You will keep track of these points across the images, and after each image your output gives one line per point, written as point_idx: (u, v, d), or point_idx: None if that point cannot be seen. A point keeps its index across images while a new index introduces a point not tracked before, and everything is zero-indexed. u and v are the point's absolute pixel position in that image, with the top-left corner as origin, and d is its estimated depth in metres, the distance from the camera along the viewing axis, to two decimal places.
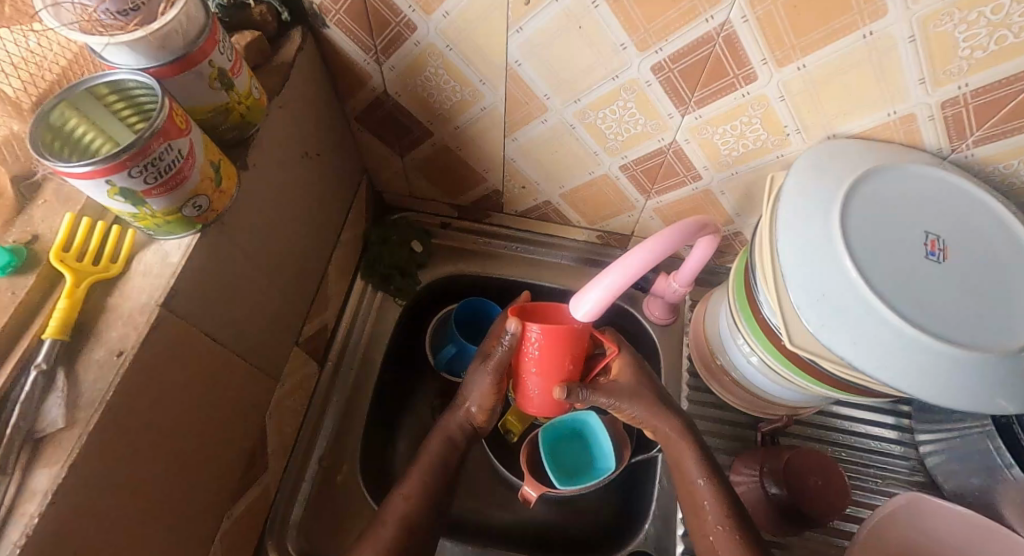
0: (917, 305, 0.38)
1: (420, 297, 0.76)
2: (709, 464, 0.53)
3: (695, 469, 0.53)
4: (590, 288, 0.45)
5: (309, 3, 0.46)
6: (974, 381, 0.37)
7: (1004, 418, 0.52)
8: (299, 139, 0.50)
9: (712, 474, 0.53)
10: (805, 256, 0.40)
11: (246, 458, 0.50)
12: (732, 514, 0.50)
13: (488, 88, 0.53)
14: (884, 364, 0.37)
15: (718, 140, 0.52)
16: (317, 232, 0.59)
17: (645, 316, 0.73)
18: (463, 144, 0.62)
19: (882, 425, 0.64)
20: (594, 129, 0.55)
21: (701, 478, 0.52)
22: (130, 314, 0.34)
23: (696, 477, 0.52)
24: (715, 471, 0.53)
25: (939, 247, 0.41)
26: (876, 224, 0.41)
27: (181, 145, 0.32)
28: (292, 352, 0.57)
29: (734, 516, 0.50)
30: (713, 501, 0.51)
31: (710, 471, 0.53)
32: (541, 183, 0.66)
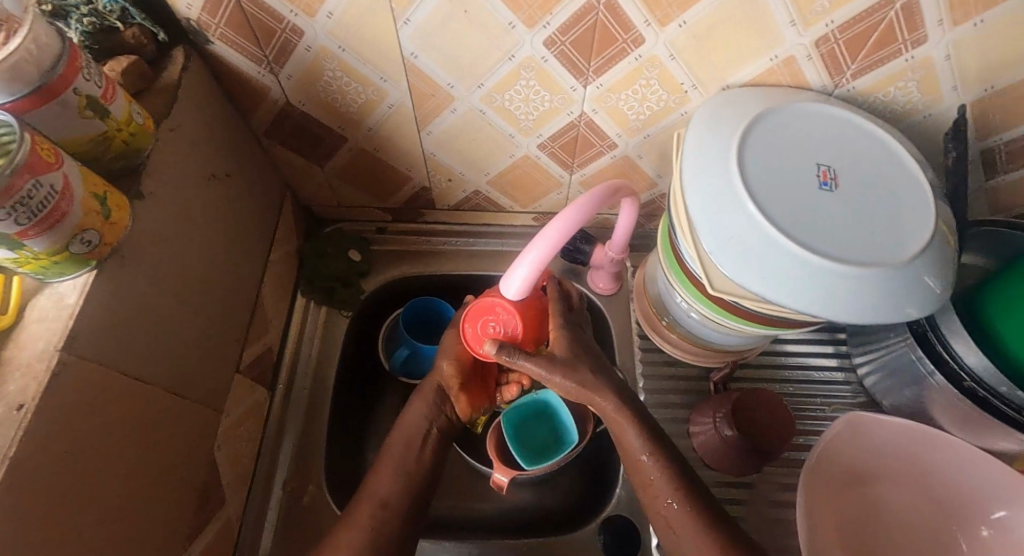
0: (816, 234, 0.40)
1: (366, 305, 0.75)
2: (650, 433, 0.50)
3: (637, 444, 0.50)
4: (517, 266, 0.47)
5: (186, 20, 0.45)
6: (876, 296, 0.39)
7: (918, 329, 0.53)
8: (201, 161, 0.48)
9: (657, 446, 0.50)
10: (711, 204, 0.42)
11: (197, 495, 0.48)
12: (681, 485, 0.48)
13: (391, 85, 0.52)
14: (795, 293, 0.39)
15: (623, 106, 0.53)
16: (241, 255, 0.57)
17: (589, 288, 0.74)
18: (380, 145, 0.61)
19: (823, 355, 0.68)
20: (503, 111, 0.55)
21: (645, 454, 0.49)
22: (29, 363, 0.33)
23: (639, 452, 0.49)
24: (659, 441, 0.50)
25: (831, 175, 0.43)
26: (772, 164, 0.43)
27: (53, 180, 0.31)
28: (234, 382, 0.55)
29: (684, 487, 0.48)
30: (661, 477, 0.48)
31: (654, 443, 0.50)
32: (466, 173, 0.66)
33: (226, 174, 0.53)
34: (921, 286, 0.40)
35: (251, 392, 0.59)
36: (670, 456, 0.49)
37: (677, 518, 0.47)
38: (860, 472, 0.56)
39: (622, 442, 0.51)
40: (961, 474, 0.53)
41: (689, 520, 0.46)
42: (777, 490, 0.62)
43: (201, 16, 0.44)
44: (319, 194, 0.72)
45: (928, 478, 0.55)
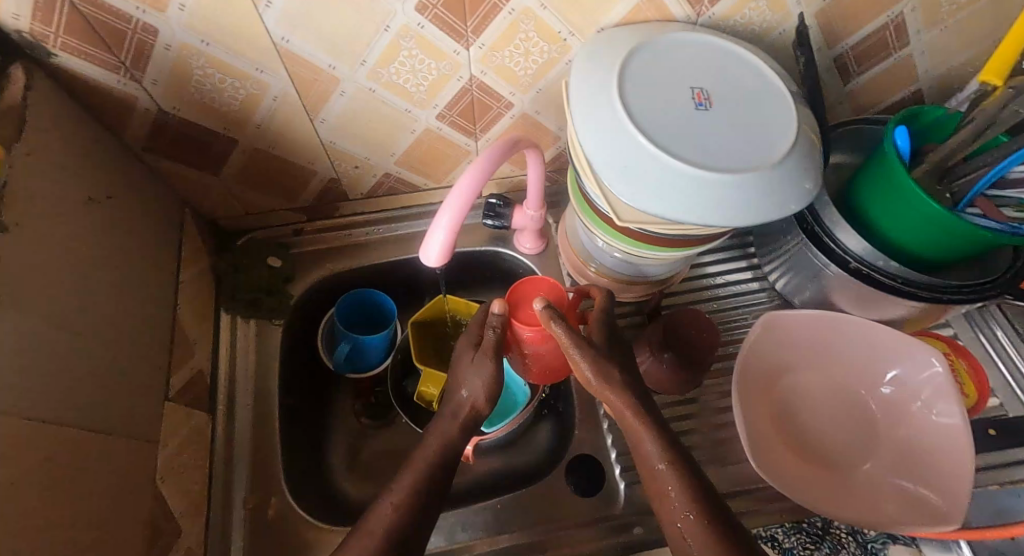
0: (698, 150, 0.43)
1: (297, 309, 0.73)
2: (668, 441, 0.47)
3: (653, 453, 0.46)
4: (432, 232, 0.46)
5: (17, 33, 0.40)
6: (759, 197, 0.43)
7: (810, 227, 0.60)
8: (72, 185, 0.45)
9: (675, 454, 0.46)
10: (603, 140, 0.44)
11: (148, 531, 0.46)
12: (697, 491, 0.44)
13: (269, 75, 0.50)
14: (691, 208, 0.43)
15: (509, 63, 0.54)
16: (146, 280, 0.54)
17: (518, 250, 0.76)
18: (275, 142, 0.59)
19: (738, 270, 0.73)
20: (393, 86, 0.54)
21: (661, 462, 0.46)
22: None
23: (655, 460, 0.46)
24: (679, 450, 0.46)
25: (706, 96, 0.46)
26: (651, 94, 0.45)
27: None
28: (166, 410, 0.53)
29: (701, 499, 0.43)
30: (676, 486, 0.44)
31: (673, 452, 0.46)
32: (371, 156, 0.65)
33: (107, 197, 0.50)
34: (796, 182, 0.44)
35: (188, 419, 0.56)
36: (683, 455, 0.46)
37: (690, 530, 0.42)
38: (782, 364, 0.62)
39: (640, 446, 0.48)
40: (864, 357, 0.61)
41: (702, 535, 0.41)
42: (719, 398, 0.67)
43: (34, 27, 0.40)
44: (223, 205, 0.68)
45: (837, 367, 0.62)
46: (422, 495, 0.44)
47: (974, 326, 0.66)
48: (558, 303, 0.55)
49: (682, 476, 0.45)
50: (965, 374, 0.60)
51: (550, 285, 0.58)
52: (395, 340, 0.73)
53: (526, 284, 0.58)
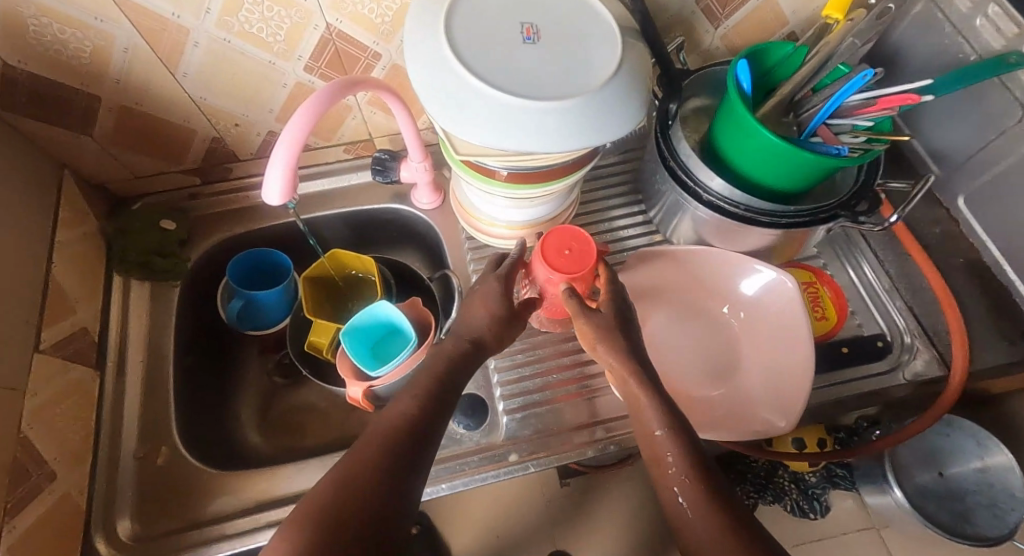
0: (516, 78, 0.45)
1: (195, 271, 0.74)
2: (667, 406, 0.45)
3: (652, 418, 0.44)
4: (269, 169, 0.47)
5: None
6: (576, 122, 0.45)
7: (670, 163, 0.60)
8: None
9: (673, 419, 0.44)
10: (427, 73, 0.46)
11: (14, 471, 0.48)
12: (692, 459, 0.42)
13: (112, 25, 0.50)
14: (511, 136, 0.44)
15: (362, 10, 0.55)
16: (11, 235, 0.54)
17: (415, 206, 0.78)
18: (143, 99, 0.60)
19: (624, 214, 0.76)
20: (248, 36, 0.55)
21: (660, 428, 0.44)
22: None
23: (654, 427, 0.44)
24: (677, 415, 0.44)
25: (533, 31, 0.47)
26: (478, 28, 0.47)
27: None
28: (37, 361, 0.54)
29: (698, 463, 0.42)
30: (675, 450, 0.42)
31: (671, 416, 0.44)
32: (249, 113, 0.65)
33: None
34: (618, 109, 0.46)
35: (64, 372, 0.57)
36: (675, 411, 0.45)
37: (690, 500, 0.40)
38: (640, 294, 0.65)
39: (639, 416, 0.46)
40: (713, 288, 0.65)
41: (702, 511, 0.39)
42: None
43: None
44: (107, 168, 0.69)
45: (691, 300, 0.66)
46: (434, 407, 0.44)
47: (841, 257, 0.70)
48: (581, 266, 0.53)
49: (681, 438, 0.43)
50: (828, 300, 0.65)
51: (586, 242, 0.55)
52: (295, 298, 0.75)
53: (556, 233, 0.55)
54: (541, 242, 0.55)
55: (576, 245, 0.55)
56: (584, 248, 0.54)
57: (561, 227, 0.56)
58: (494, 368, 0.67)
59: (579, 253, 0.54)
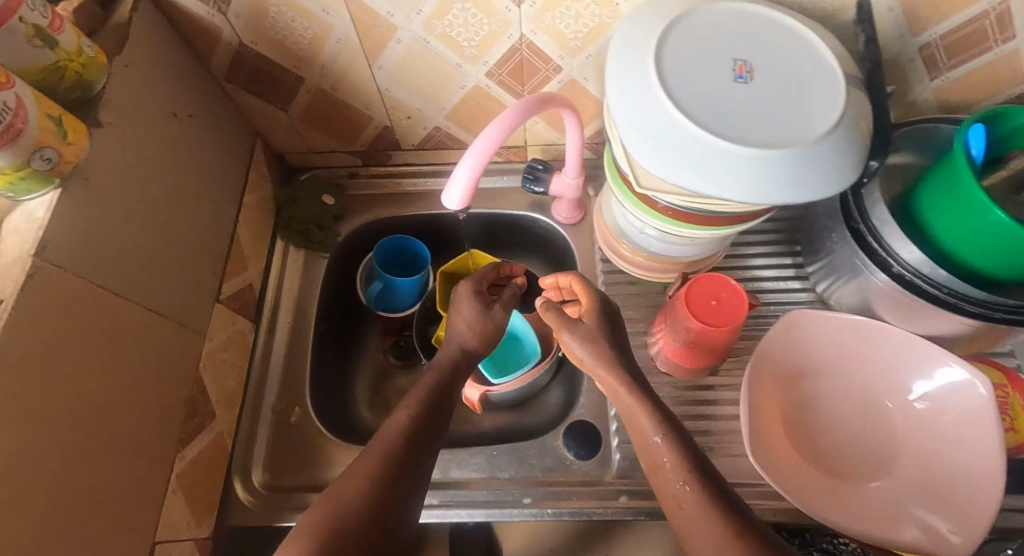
0: (725, 121, 0.43)
1: (344, 245, 0.79)
2: (666, 415, 0.46)
3: (648, 425, 0.45)
4: (455, 173, 0.48)
5: None
6: (785, 176, 0.42)
7: (855, 225, 0.56)
8: (159, 100, 0.52)
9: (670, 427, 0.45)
10: (631, 102, 0.45)
11: (186, 407, 0.54)
12: (694, 467, 0.42)
13: (335, 17, 0.54)
14: (708, 180, 0.43)
15: (560, 24, 0.55)
16: (213, 195, 0.61)
17: (554, 218, 0.77)
18: (338, 85, 0.64)
19: (779, 266, 0.70)
20: (446, 39, 0.57)
21: (657, 435, 0.45)
22: (7, 266, 0.37)
23: (652, 433, 0.45)
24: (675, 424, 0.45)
25: (747, 69, 0.44)
26: (689, 61, 0.45)
27: (5, 97, 0.34)
28: (215, 310, 0.60)
29: (696, 466, 0.42)
30: (673, 455, 0.43)
31: (668, 425, 0.45)
32: (424, 109, 0.68)
33: (188, 116, 0.57)
34: (830, 166, 0.42)
35: (232, 323, 0.63)
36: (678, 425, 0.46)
37: (689, 503, 0.40)
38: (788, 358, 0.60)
39: (636, 424, 0.47)
40: (873, 363, 0.58)
41: (707, 517, 0.38)
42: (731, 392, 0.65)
43: None
44: (289, 140, 0.75)
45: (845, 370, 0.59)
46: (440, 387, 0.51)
47: None
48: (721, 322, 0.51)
49: (677, 444, 0.43)
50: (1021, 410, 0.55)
51: (735, 295, 0.52)
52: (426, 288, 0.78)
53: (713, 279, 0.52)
54: (688, 284, 0.53)
55: (725, 295, 0.52)
56: (733, 301, 0.51)
57: (712, 273, 0.54)
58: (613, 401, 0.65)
59: (726, 305, 0.51)
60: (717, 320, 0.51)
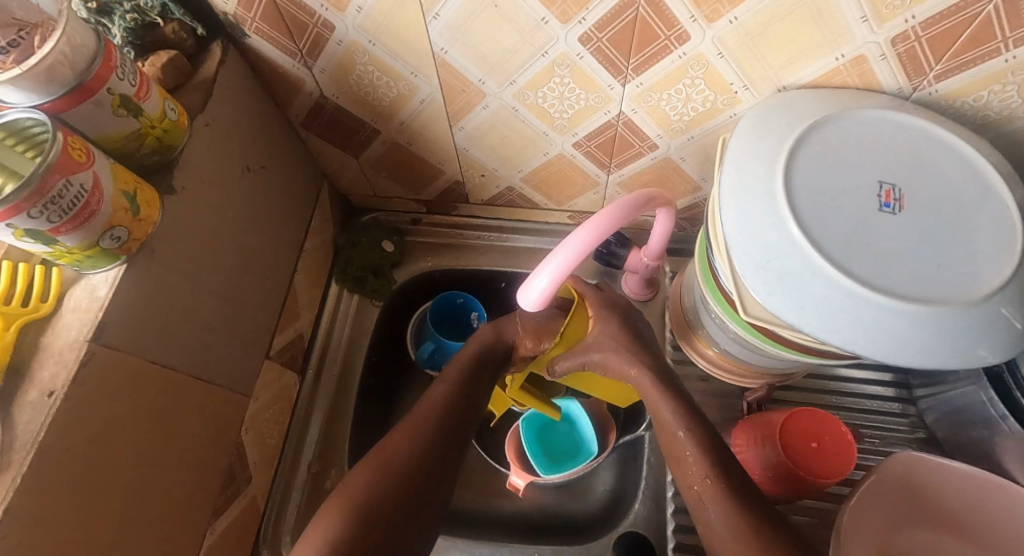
0: (864, 260, 0.36)
1: (398, 296, 0.75)
2: (686, 409, 0.49)
3: (672, 420, 0.48)
4: (536, 275, 0.45)
5: (224, 14, 0.46)
6: (932, 338, 0.35)
7: (996, 367, 0.48)
8: (235, 156, 0.50)
9: (693, 423, 0.48)
10: (749, 221, 0.38)
11: (223, 473, 0.51)
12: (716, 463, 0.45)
13: (422, 80, 0.51)
14: (839, 328, 0.36)
15: (665, 106, 0.49)
16: (274, 244, 0.58)
17: (622, 292, 0.70)
18: (413, 139, 0.61)
19: (879, 383, 0.62)
20: (537, 108, 0.53)
21: (681, 429, 0.47)
22: (61, 352, 0.35)
23: (676, 427, 0.48)
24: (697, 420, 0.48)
25: (895, 197, 0.38)
26: (826, 180, 0.38)
27: (83, 178, 0.32)
28: (263, 366, 0.57)
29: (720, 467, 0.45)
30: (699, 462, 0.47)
31: (691, 420, 0.48)
32: (500, 169, 0.64)
33: (261, 167, 0.55)
34: (996, 327, 0.35)
35: (278, 378, 0.61)
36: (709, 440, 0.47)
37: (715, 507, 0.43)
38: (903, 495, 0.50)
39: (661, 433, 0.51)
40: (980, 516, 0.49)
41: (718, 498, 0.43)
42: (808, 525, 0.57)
43: (237, 10, 0.45)
44: (356, 183, 0.72)
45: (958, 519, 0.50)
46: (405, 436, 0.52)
47: None
48: (812, 472, 0.46)
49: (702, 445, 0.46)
50: None
51: (838, 456, 0.46)
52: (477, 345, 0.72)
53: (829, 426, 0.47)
54: (791, 413, 0.48)
55: (829, 438, 0.47)
56: (837, 448, 0.46)
57: (814, 408, 0.48)
58: (672, 515, 0.59)
59: (828, 450, 0.46)
60: (815, 465, 0.46)
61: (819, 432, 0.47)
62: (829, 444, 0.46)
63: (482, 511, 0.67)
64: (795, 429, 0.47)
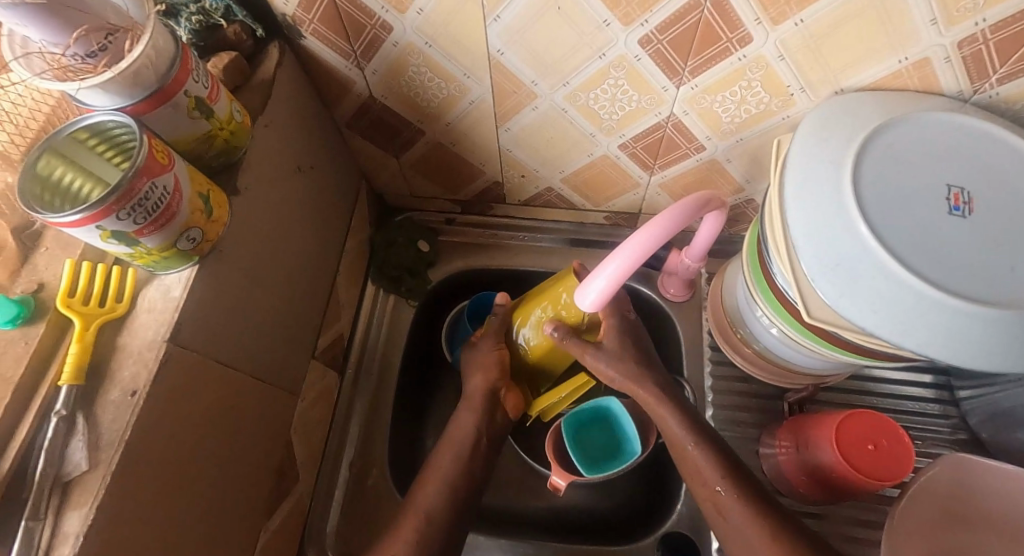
0: (935, 263, 0.36)
1: (433, 296, 0.75)
2: (690, 421, 0.51)
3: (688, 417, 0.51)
4: (593, 277, 0.46)
5: (283, 16, 0.46)
6: (1005, 340, 0.35)
7: None
8: (288, 157, 0.50)
9: (699, 435, 0.50)
10: (818, 226, 0.39)
11: (275, 471, 0.52)
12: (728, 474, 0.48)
13: (474, 81, 0.51)
14: (907, 330, 0.36)
15: (718, 108, 0.49)
16: (320, 246, 0.59)
17: (660, 293, 0.70)
18: (457, 140, 0.61)
19: (920, 385, 0.62)
20: (587, 110, 0.53)
21: (690, 443, 0.50)
22: (140, 351, 0.35)
23: (684, 441, 0.50)
24: (703, 434, 0.50)
25: (964, 200, 0.38)
26: (893, 184, 0.39)
27: (165, 181, 0.33)
28: (309, 366, 0.58)
29: (731, 475, 0.48)
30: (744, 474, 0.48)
31: (697, 433, 0.50)
32: (541, 169, 0.64)
33: (310, 168, 0.55)
34: None
35: (322, 377, 0.61)
36: (717, 454, 0.49)
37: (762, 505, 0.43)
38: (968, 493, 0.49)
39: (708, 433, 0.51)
40: None
41: (735, 504, 0.46)
42: (851, 525, 0.57)
43: (297, 12, 0.45)
44: (392, 183, 0.73)
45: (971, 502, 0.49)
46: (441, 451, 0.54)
47: None
48: (870, 475, 0.47)
49: (711, 454, 0.49)
50: None
51: (898, 463, 0.47)
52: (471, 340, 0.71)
53: (892, 433, 0.48)
54: (853, 414, 0.49)
55: (886, 442, 0.48)
56: (895, 452, 0.48)
57: (873, 413, 0.50)
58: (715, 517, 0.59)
59: (886, 453, 0.48)
60: (874, 468, 0.47)
61: (881, 438, 0.48)
62: (890, 450, 0.48)
63: (520, 512, 0.67)
64: (858, 430, 0.49)
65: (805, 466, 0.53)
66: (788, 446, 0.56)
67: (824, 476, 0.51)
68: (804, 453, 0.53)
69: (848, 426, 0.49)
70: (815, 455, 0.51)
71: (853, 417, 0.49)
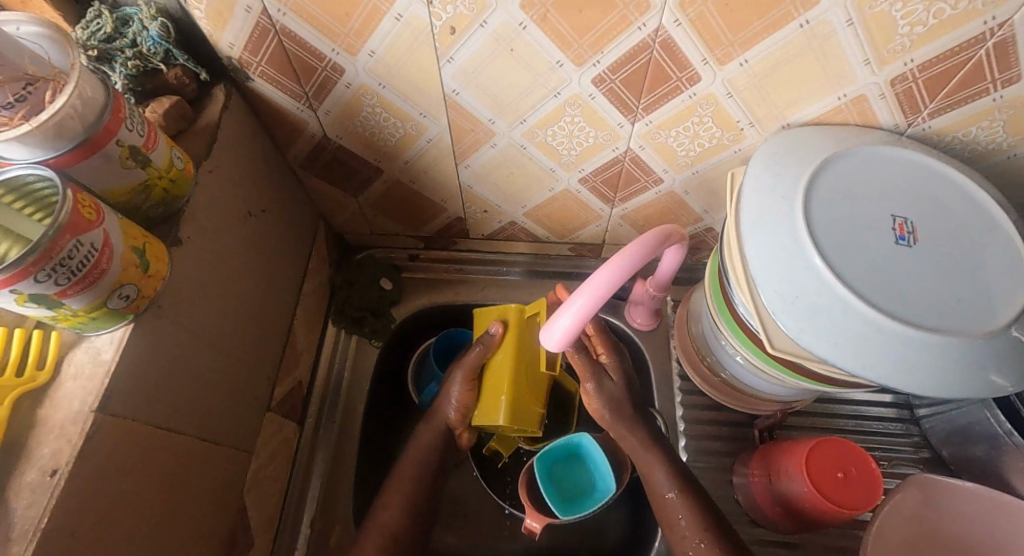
0: (889, 293, 0.37)
1: (397, 336, 0.73)
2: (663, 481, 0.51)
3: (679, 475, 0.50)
4: (560, 315, 0.45)
5: (229, 58, 0.44)
6: (957, 366, 0.36)
7: None
8: (236, 201, 0.48)
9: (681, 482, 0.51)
10: (774, 258, 0.39)
11: (224, 539, 0.48)
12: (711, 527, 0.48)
13: (431, 120, 0.51)
14: (866, 362, 0.37)
15: (673, 143, 0.50)
16: (274, 290, 0.56)
17: (627, 323, 0.70)
18: (416, 177, 0.60)
19: (881, 405, 0.63)
20: (544, 146, 0.53)
21: (672, 491, 0.50)
22: (64, 425, 0.32)
23: (666, 490, 0.51)
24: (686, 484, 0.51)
25: (908, 229, 0.40)
26: (844, 215, 0.40)
27: (93, 237, 0.30)
28: (264, 420, 0.55)
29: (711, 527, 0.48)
30: (687, 514, 0.49)
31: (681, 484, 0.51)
32: (503, 205, 0.64)
33: (261, 212, 0.53)
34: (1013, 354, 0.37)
35: (279, 429, 0.58)
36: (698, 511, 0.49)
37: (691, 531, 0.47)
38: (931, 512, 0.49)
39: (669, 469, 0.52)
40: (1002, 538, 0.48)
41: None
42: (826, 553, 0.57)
43: (243, 55, 0.44)
44: (352, 222, 0.71)
45: (938, 525, 0.49)
46: (407, 503, 0.52)
47: None
48: (843, 504, 0.47)
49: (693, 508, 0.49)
50: None
51: (868, 490, 0.48)
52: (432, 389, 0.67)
53: (860, 458, 0.49)
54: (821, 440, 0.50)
55: (856, 470, 0.48)
56: (865, 480, 0.48)
57: (844, 441, 0.50)
58: None
59: (856, 481, 0.48)
60: (847, 498, 0.48)
61: (851, 466, 0.49)
62: (860, 477, 0.48)
63: None
64: (828, 457, 0.49)
65: (780, 497, 0.53)
66: (762, 475, 0.55)
67: (799, 507, 0.51)
68: (778, 483, 0.53)
69: (818, 451, 0.49)
70: (789, 486, 0.51)
71: (821, 443, 0.50)
